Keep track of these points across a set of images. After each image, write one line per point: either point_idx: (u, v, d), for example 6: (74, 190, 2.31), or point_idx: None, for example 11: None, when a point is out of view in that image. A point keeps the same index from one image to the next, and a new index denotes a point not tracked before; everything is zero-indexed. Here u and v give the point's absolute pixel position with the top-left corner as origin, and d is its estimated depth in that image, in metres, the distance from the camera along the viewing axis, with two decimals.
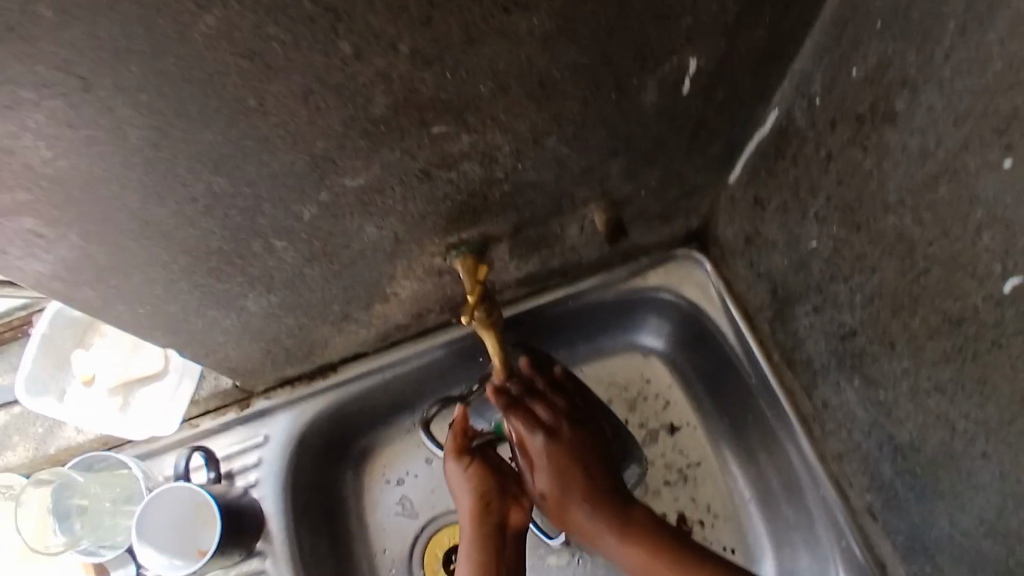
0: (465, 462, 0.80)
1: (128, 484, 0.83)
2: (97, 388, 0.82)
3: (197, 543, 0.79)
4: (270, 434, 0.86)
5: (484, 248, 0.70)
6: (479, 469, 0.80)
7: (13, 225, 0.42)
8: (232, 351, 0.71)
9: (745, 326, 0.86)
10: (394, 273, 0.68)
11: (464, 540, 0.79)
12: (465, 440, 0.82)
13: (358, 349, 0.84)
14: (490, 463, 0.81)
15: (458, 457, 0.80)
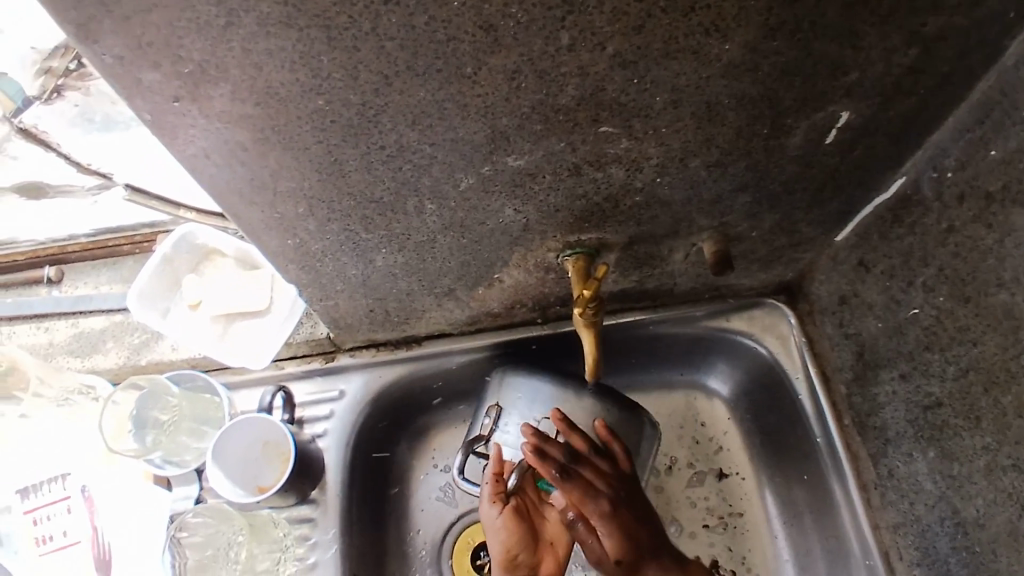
0: (498, 508, 0.79)
1: (212, 410, 0.84)
2: (201, 314, 0.86)
3: (259, 479, 0.82)
4: (346, 390, 0.90)
5: (596, 254, 0.73)
6: (510, 519, 0.79)
7: (231, 136, 0.47)
8: (342, 301, 0.76)
9: (820, 384, 0.88)
10: (509, 260, 0.73)
11: None
12: (502, 485, 0.81)
13: (446, 327, 0.88)
14: (523, 512, 0.81)
15: (492, 503, 0.80)
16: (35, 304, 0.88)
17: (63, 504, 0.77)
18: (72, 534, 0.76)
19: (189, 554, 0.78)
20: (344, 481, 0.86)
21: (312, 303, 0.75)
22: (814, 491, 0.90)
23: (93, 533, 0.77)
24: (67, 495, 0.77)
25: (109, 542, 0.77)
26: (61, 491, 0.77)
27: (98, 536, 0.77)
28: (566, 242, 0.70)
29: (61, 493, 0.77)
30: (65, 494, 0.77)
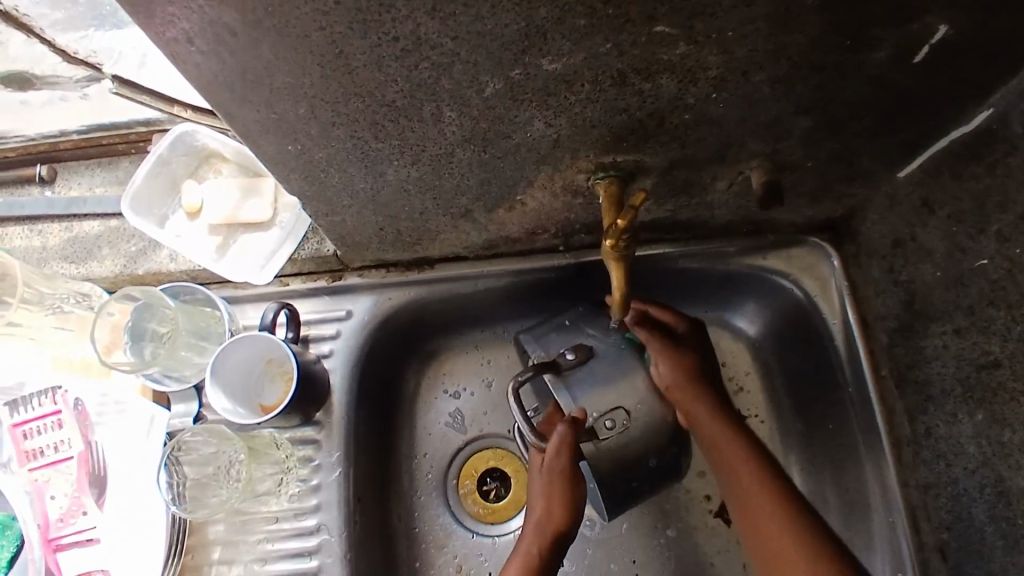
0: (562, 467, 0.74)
1: (212, 325, 0.79)
2: (200, 222, 0.80)
3: (261, 399, 0.79)
4: (353, 310, 0.85)
5: (631, 179, 0.66)
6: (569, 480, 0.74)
7: (218, 18, 0.40)
8: (350, 218, 0.70)
9: (857, 331, 0.82)
10: (534, 180, 0.65)
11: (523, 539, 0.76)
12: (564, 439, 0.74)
13: (461, 250, 0.82)
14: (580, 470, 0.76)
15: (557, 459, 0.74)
16: (26, 205, 0.82)
17: (53, 419, 0.76)
18: (66, 446, 0.76)
19: (187, 474, 0.75)
20: (349, 404, 0.83)
21: (317, 218, 0.69)
22: (838, 442, 0.85)
23: (87, 447, 0.76)
24: (57, 410, 0.76)
25: (104, 457, 0.76)
26: (52, 404, 0.76)
27: (93, 449, 0.76)
28: (599, 163, 0.63)
29: (51, 407, 0.76)
30: (55, 408, 0.76)
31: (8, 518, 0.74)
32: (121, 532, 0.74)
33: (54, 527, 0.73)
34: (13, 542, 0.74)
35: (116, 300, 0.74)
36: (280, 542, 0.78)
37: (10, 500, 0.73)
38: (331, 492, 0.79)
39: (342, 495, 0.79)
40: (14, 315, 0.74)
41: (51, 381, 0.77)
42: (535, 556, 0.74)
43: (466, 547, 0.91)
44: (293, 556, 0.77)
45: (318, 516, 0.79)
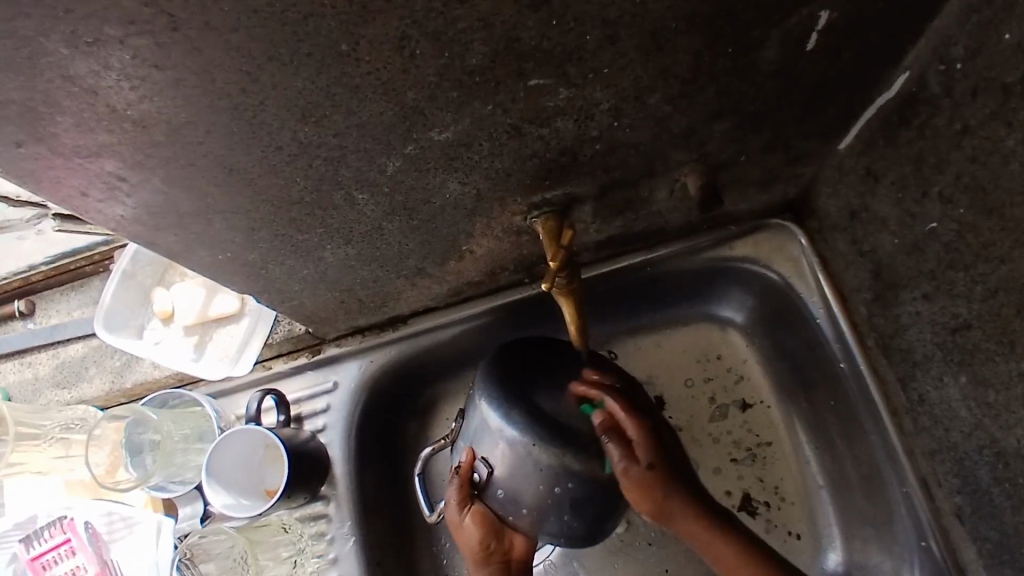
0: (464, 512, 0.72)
1: (203, 424, 0.80)
2: (174, 326, 0.82)
3: (264, 484, 0.81)
4: (339, 380, 0.86)
5: (568, 210, 0.66)
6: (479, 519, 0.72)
7: (103, 169, 0.41)
8: (307, 300, 0.71)
9: (837, 306, 0.81)
10: (473, 230, 0.66)
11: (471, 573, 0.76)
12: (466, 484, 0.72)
13: (429, 302, 0.83)
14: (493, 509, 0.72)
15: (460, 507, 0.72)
16: (14, 341, 0.86)
17: (64, 547, 0.78)
18: (83, 571, 0.77)
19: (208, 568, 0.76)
20: (352, 472, 0.84)
21: (276, 306, 0.71)
22: (843, 419, 0.84)
23: (105, 569, 0.77)
24: (68, 537, 0.78)
25: (123, 574, 0.77)
26: (62, 533, 0.78)
27: (110, 568, 0.78)
28: (529, 203, 0.63)
29: (60, 536, 0.78)
30: (65, 536, 0.78)
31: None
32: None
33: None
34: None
35: (106, 420, 0.77)
36: None
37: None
38: (350, 562, 0.81)
39: (361, 563, 0.81)
40: (12, 454, 0.75)
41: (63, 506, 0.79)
42: None
43: None
44: None
45: None
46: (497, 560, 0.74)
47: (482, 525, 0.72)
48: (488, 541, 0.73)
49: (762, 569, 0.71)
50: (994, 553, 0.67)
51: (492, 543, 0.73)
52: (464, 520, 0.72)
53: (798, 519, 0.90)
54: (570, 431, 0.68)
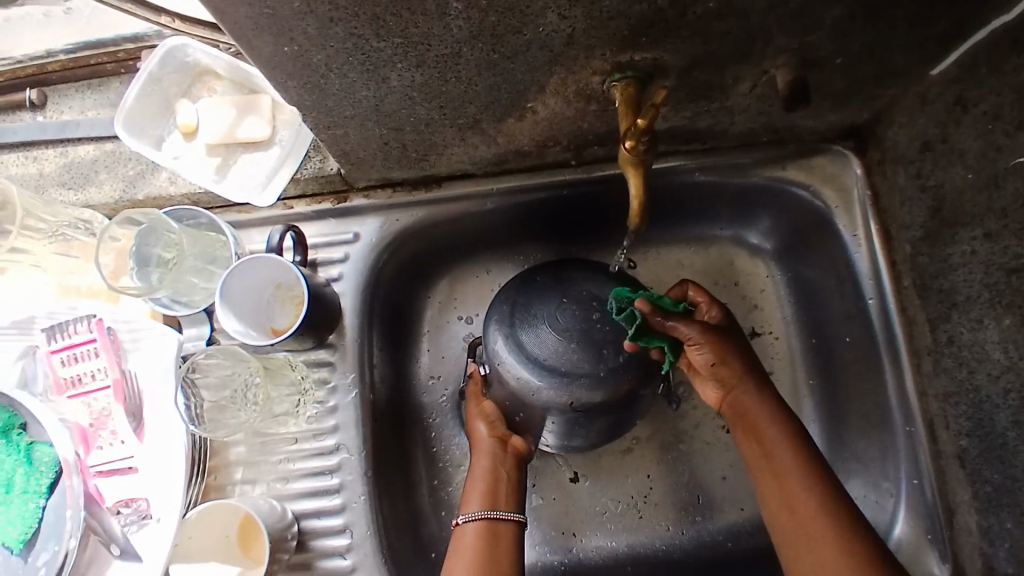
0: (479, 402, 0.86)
1: (218, 249, 0.77)
2: (198, 143, 0.77)
3: (272, 322, 0.78)
4: (360, 233, 0.83)
5: (649, 81, 0.63)
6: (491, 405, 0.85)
7: None
8: (352, 132, 0.67)
9: (879, 242, 0.81)
10: (546, 84, 0.62)
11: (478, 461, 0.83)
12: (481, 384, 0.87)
13: (468, 167, 0.79)
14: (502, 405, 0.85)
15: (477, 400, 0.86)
16: (18, 131, 0.79)
17: (92, 348, 0.67)
18: (104, 373, 0.66)
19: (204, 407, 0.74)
20: (362, 327, 0.82)
21: (318, 131, 0.66)
22: (856, 354, 0.85)
23: (120, 372, 0.67)
24: (95, 338, 0.67)
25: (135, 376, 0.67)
26: (88, 333, 0.67)
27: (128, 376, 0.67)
28: (614, 63, 0.59)
29: (91, 336, 0.67)
30: (92, 336, 0.67)
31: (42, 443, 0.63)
32: (159, 450, 0.66)
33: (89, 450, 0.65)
34: (51, 469, 0.62)
35: (118, 224, 0.72)
36: (300, 461, 0.79)
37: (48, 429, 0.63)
38: (348, 413, 0.80)
39: (359, 415, 0.80)
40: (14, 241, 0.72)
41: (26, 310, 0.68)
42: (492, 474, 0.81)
43: None
44: (315, 474, 0.78)
45: (337, 435, 0.79)
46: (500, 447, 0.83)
47: (487, 413, 0.84)
48: (496, 430, 0.83)
49: (803, 488, 0.69)
50: (991, 496, 0.70)
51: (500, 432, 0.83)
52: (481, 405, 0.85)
53: None
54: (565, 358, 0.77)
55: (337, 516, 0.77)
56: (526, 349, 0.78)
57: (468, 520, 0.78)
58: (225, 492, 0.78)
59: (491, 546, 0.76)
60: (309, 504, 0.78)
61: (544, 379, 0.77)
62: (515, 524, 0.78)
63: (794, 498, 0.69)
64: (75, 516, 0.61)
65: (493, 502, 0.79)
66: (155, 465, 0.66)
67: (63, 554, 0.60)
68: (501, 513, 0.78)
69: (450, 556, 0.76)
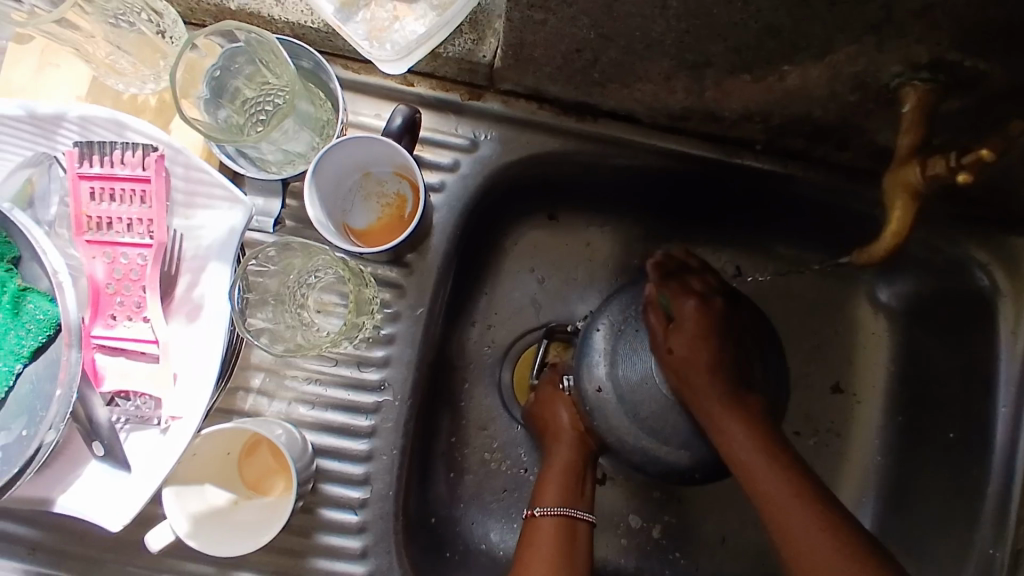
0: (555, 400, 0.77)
1: (315, 109, 0.59)
2: None
3: (347, 216, 0.63)
4: (479, 143, 0.67)
5: (942, 95, 0.50)
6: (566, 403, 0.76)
7: None
8: (551, 24, 0.51)
9: None
10: (830, 52, 0.48)
11: (548, 466, 0.73)
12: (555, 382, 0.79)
13: (638, 112, 0.64)
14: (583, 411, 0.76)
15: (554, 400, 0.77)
16: None
17: (137, 189, 0.50)
18: (144, 228, 0.50)
19: (254, 323, 0.58)
20: (447, 254, 0.68)
21: (512, 7, 0.50)
22: (954, 452, 0.76)
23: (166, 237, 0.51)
24: (146, 176, 0.50)
25: (182, 253, 0.53)
26: (138, 167, 0.50)
27: (169, 246, 0.52)
28: (934, 59, 0.46)
29: (139, 172, 0.50)
30: (143, 176, 0.50)
31: (43, 299, 0.49)
32: (188, 348, 0.52)
33: (97, 319, 0.51)
34: (40, 332, 0.48)
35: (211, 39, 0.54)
36: (333, 388, 0.65)
37: (55, 283, 0.48)
38: (403, 350, 0.66)
39: (416, 357, 0.66)
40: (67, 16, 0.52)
41: (54, 107, 0.51)
42: (574, 473, 0.72)
43: (508, 435, 0.83)
44: (346, 408, 0.65)
45: (383, 371, 0.66)
46: (580, 438, 0.75)
47: (570, 401, 0.76)
48: (577, 420, 0.75)
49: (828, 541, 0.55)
50: None
51: (579, 428, 0.75)
52: (558, 406, 0.76)
53: None
54: (664, 418, 0.66)
55: (358, 464, 0.65)
56: (623, 380, 0.67)
57: (545, 513, 0.69)
58: (234, 395, 0.64)
59: (568, 551, 0.67)
60: (328, 440, 0.65)
61: (635, 419, 0.66)
62: (590, 527, 0.70)
63: (760, 482, 0.59)
64: (63, 402, 0.47)
65: (571, 499, 0.71)
66: (178, 364, 0.52)
67: (34, 444, 0.47)
68: (578, 512, 0.70)
69: (524, 550, 0.67)
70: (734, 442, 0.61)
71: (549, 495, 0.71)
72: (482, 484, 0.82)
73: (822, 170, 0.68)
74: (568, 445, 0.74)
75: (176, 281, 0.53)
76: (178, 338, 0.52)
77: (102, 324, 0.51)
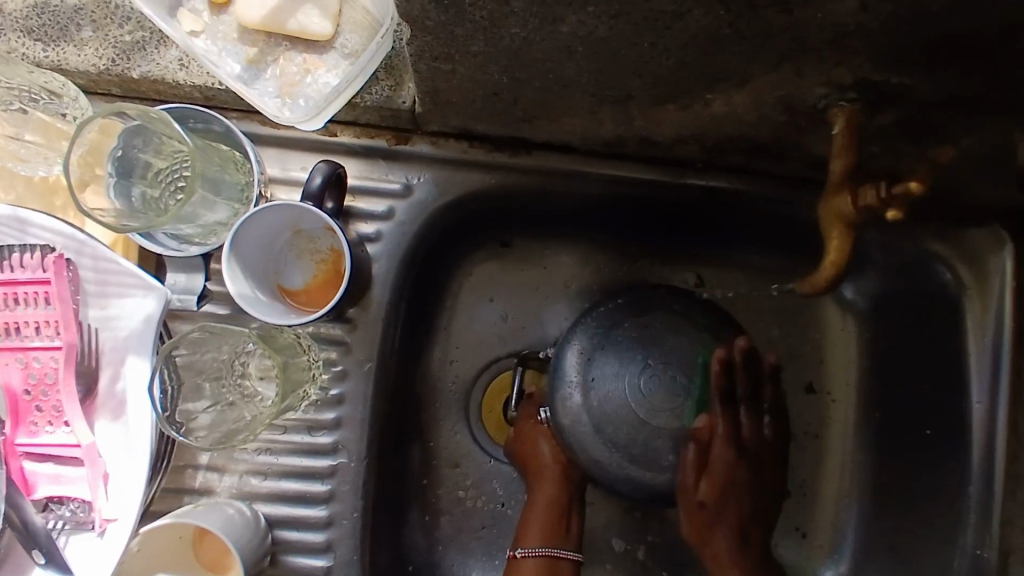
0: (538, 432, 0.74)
1: (231, 172, 0.57)
2: (229, 19, 0.55)
3: (279, 278, 0.60)
4: (413, 187, 0.64)
5: (875, 110, 0.47)
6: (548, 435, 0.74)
7: None
8: (460, 71, 0.48)
9: (1010, 341, 0.69)
10: (753, 79, 0.45)
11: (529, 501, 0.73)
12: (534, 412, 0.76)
13: (573, 141, 0.61)
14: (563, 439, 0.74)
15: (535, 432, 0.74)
16: None
17: (40, 291, 0.48)
18: (53, 329, 0.48)
19: (188, 413, 0.56)
20: (391, 305, 0.65)
21: (417, 59, 0.47)
22: (932, 451, 0.75)
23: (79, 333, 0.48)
24: (47, 278, 0.48)
25: (102, 346, 0.50)
26: (38, 268, 0.48)
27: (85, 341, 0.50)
28: (860, 78, 0.44)
29: (40, 274, 0.48)
30: (45, 277, 0.48)
31: None
32: (116, 445, 0.50)
33: (19, 427, 0.48)
34: None
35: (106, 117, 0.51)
36: (285, 456, 0.63)
37: None
38: (354, 409, 0.63)
39: (368, 415, 0.63)
40: None
41: None
42: (555, 506, 0.72)
43: (481, 472, 0.81)
44: (301, 475, 0.63)
45: (336, 433, 0.63)
46: (563, 470, 0.73)
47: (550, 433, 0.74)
48: (560, 454, 0.73)
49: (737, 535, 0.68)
50: None
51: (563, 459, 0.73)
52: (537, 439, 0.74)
53: (813, 518, 0.82)
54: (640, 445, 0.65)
55: (319, 530, 0.62)
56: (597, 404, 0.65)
57: (528, 554, 0.70)
58: (183, 472, 0.62)
59: None
60: (285, 509, 0.62)
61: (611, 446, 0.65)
62: (574, 566, 0.71)
63: (713, 535, 0.67)
64: None
65: (554, 538, 0.71)
66: (108, 462, 0.49)
67: None
68: (562, 553, 0.71)
69: None
70: (686, 486, 0.67)
71: (533, 535, 0.71)
72: (459, 524, 0.80)
73: (769, 180, 0.66)
74: (552, 481, 0.72)
75: (97, 375, 0.50)
76: (106, 435, 0.50)
77: (24, 432, 0.48)
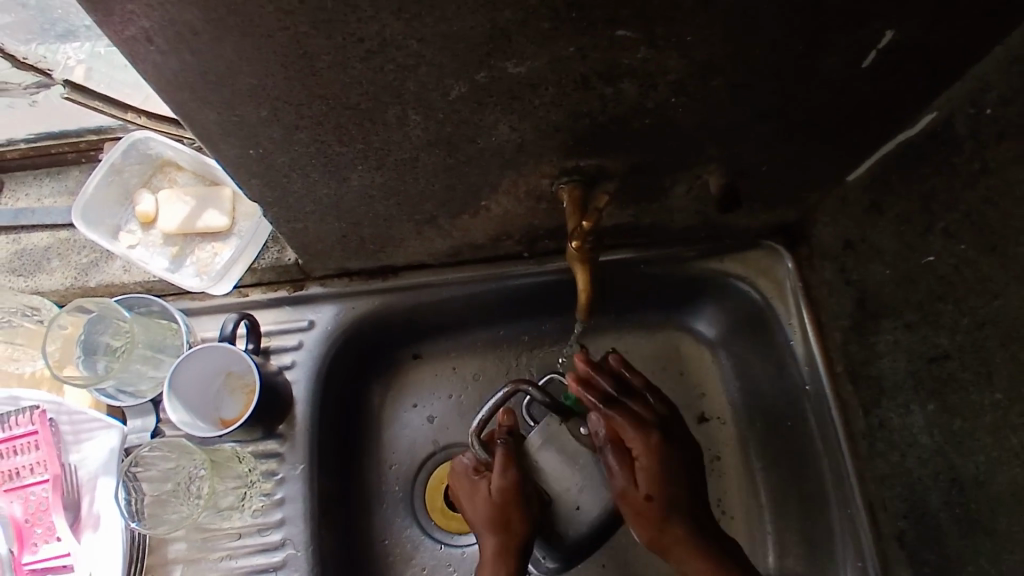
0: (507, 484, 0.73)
1: (169, 336, 0.76)
2: (153, 232, 0.77)
3: (219, 412, 0.77)
4: (315, 320, 0.83)
5: (594, 185, 0.67)
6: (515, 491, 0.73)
7: (181, 15, 0.39)
8: (312, 226, 0.69)
9: (812, 331, 0.82)
10: (499, 185, 0.66)
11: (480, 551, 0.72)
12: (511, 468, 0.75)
13: (426, 259, 0.82)
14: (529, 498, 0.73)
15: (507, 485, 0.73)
16: None
17: (32, 439, 0.70)
18: (43, 467, 0.69)
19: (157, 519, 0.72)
20: (312, 417, 0.81)
21: (278, 225, 0.68)
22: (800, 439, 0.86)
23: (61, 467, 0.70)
24: (36, 428, 0.70)
25: (80, 479, 0.71)
26: (30, 424, 0.70)
27: (67, 473, 0.70)
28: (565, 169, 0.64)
29: (32, 426, 0.70)
30: (35, 428, 0.70)
31: None
32: (93, 548, 0.69)
33: (23, 548, 0.67)
34: None
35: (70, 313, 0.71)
36: (244, 558, 0.75)
37: None
38: (295, 506, 0.77)
39: (306, 509, 0.77)
40: None
41: None
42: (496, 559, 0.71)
43: (434, 558, 0.89)
44: (257, 572, 0.75)
45: (283, 529, 0.76)
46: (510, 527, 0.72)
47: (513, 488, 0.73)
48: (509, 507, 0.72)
49: None
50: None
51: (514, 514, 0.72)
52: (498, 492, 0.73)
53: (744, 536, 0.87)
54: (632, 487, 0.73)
55: None
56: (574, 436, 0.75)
57: None
58: None
59: None
60: None
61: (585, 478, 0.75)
62: None
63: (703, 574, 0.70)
64: None
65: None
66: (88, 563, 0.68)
67: None
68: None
69: None
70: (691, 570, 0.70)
71: None
72: None
73: None
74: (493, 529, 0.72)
75: (80, 502, 0.71)
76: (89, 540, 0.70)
77: (27, 550, 0.67)
